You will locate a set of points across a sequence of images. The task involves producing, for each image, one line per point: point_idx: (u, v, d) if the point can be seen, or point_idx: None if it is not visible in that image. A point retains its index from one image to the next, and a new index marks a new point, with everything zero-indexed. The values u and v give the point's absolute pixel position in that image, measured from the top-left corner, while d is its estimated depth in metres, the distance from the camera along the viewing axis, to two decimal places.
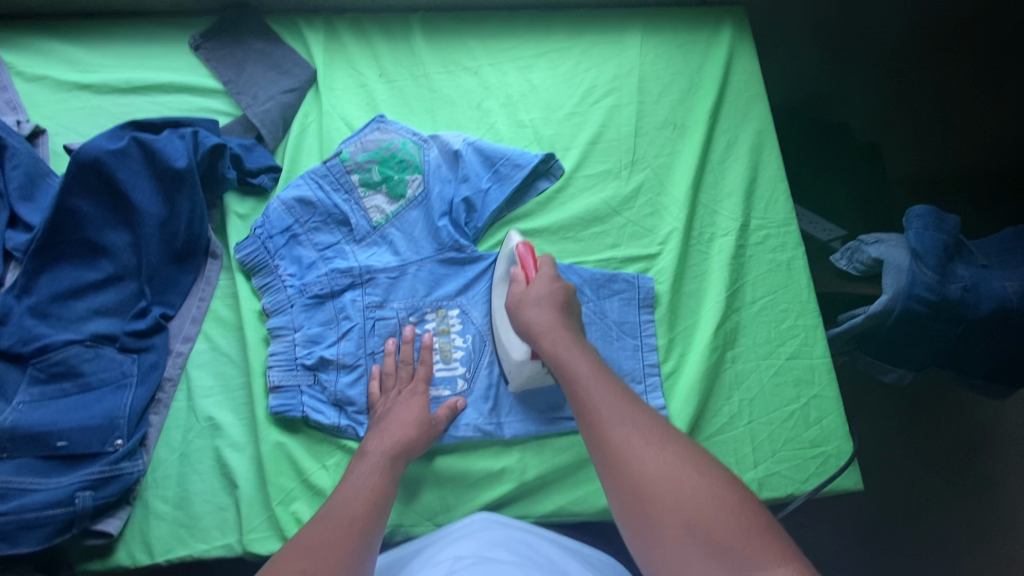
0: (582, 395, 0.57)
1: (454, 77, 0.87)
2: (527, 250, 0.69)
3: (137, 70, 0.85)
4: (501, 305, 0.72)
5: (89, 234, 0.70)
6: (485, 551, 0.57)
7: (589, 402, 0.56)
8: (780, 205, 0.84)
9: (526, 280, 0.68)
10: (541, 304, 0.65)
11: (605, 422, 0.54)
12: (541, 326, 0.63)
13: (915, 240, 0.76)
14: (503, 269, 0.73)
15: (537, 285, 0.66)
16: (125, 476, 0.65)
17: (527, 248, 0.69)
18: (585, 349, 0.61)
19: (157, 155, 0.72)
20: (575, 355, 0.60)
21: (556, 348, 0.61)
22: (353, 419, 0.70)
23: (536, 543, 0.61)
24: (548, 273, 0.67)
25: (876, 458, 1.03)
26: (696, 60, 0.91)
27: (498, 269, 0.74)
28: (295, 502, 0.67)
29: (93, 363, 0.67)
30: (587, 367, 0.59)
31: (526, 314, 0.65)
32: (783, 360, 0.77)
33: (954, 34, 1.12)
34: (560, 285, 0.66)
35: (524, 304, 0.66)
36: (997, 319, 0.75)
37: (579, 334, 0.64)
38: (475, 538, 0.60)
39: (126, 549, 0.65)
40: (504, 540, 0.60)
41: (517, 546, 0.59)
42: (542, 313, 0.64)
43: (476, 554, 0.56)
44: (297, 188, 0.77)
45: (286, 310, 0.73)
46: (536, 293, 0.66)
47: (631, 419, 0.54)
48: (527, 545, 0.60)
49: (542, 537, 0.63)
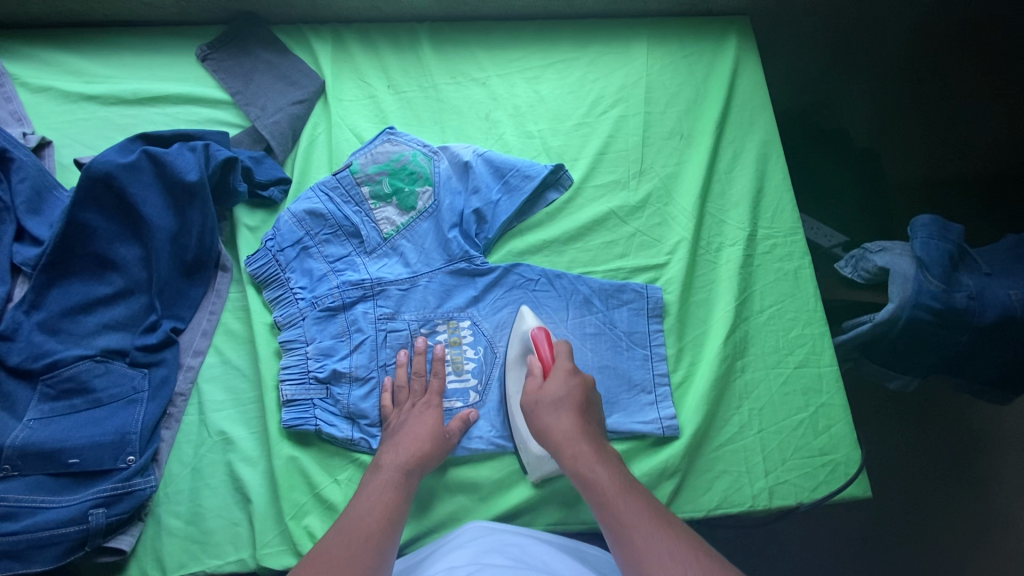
0: (610, 515, 0.57)
1: (462, 88, 0.88)
2: (543, 334, 0.70)
3: (143, 81, 0.84)
4: (516, 391, 0.71)
5: (99, 248, 0.70)
6: (480, 559, 0.57)
7: (619, 522, 0.56)
8: (787, 215, 0.85)
9: (543, 374, 0.69)
10: (559, 408, 0.65)
11: (637, 547, 0.54)
12: (560, 433, 0.63)
13: (921, 249, 0.77)
14: (516, 351, 0.73)
15: (554, 384, 0.66)
16: (137, 492, 0.64)
17: (543, 332, 0.70)
18: (606, 460, 0.62)
19: (167, 168, 0.71)
20: (598, 467, 0.60)
21: (578, 460, 0.61)
22: (366, 432, 0.70)
23: (530, 546, 0.61)
24: (564, 367, 0.67)
25: (878, 462, 1.04)
26: (702, 70, 0.92)
27: (510, 352, 0.73)
28: (307, 517, 0.67)
29: (104, 379, 0.67)
30: (610, 484, 0.59)
31: (544, 419, 0.65)
32: (791, 369, 0.78)
33: (945, 46, 1.16)
34: (577, 382, 0.66)
35: (544, 406, 0.65)
36: (1001, 326, 0.76)
37: (599, 439, 0.64)
38: (469, 547, 0.60)
39: (137, 566, 0.65)
40: (498, 546, 0.60)
41: (510, 550, 0.59)
42: (562, 419, 0.64)
43: (471, 564, 0.56)
44: (307, 200, 0.77)
45: (297, 323, 0.73)
46: (553, 393, 0.65)
47: (665, 541, 0.54)
48: (521, 549, 0.60)
49: (534, 539, 0.63)
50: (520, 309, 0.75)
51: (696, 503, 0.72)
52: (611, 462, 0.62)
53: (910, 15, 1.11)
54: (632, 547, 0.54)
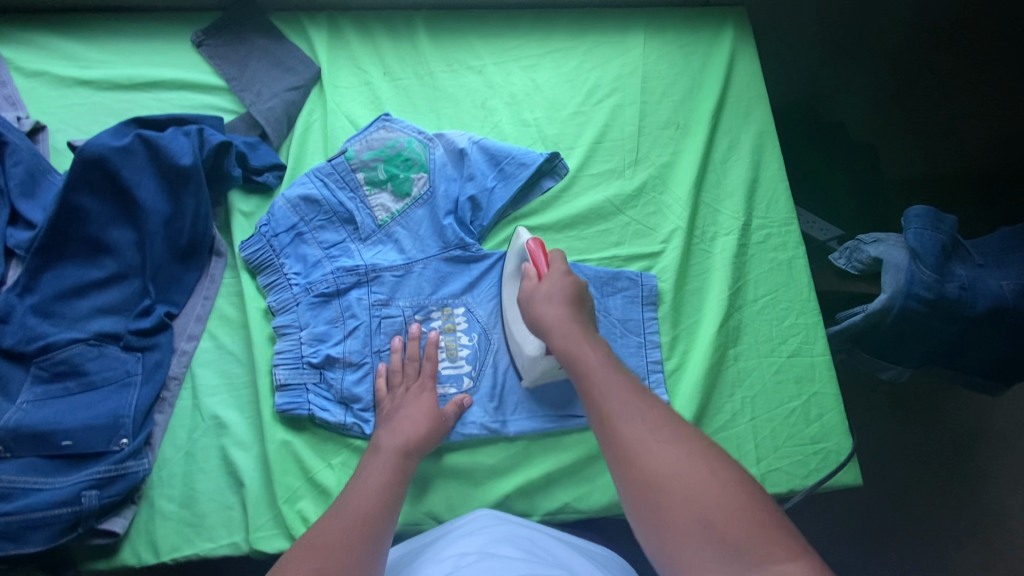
0: (589, 384, 0.57)
1: (458, 76, 0.88)
2: (538, 245, 0.70)
3: (138, 66, 0.84)
4: (511, 301, 0.73)
5: (92, 231, 0.69)
6: (490, 549, 0.57)
7: (599, 391, 0.56)
8: (781, 206, 0.85)
9: (538, 277, 0.69)
10: (552, 298, 0.65)
11: (613, 412, 0.54)
12: (551, 319, 0.63)
13: (914, 241, 0.77)
14: (513, 265, 0.74)
15: (550, 282, 0.66)
16: (131, 475, 0.64)
17: (537, 244, 0.70)
18: (595, 344, 0.61)
19: (161, 152, 0.71)
20: (586, 349, 0.60)
21: (566, 339, 0.61)
22: (359, 417, 0.70)
23: (538, 539, 0.61)
24: (560, 269, 0.67)
25: (871, 452, 1.05)
26: (699, 60, 0.92)
27: (508, 267, 0.74)
28: (301, 501, 0.68)
29: (97, 362, 0.67)
30: (595, 360, 0.59)
31: (538, 310, 0.65)
32: (784, 358, 0.78)
33: (941, 40, 1.14)
34: (571, 281, 0.66)
35: (537, 298, 0.66)
36: (993, 317, 0.76)
37: (590, 327, 0.64)
38: (478, 536, 0.60)
39: (131, 548, 0.65)
40: (508, 536, 0.60)
41: (519, 542, 0.59)
42: (553, 308, 0.64)
43: (481, 552, 0.56)
44: (302, 186, 0.77)
45: (291, 308, 0.73)
46: (548, 288, 0.66)
47: (644, 410, 0.53)
48: (530, 541, 0.60)
49: (543, 532, 0.63)
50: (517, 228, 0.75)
51: None
52: (601, 346, 0.61)
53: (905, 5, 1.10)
54: (608, 413, 0.54)
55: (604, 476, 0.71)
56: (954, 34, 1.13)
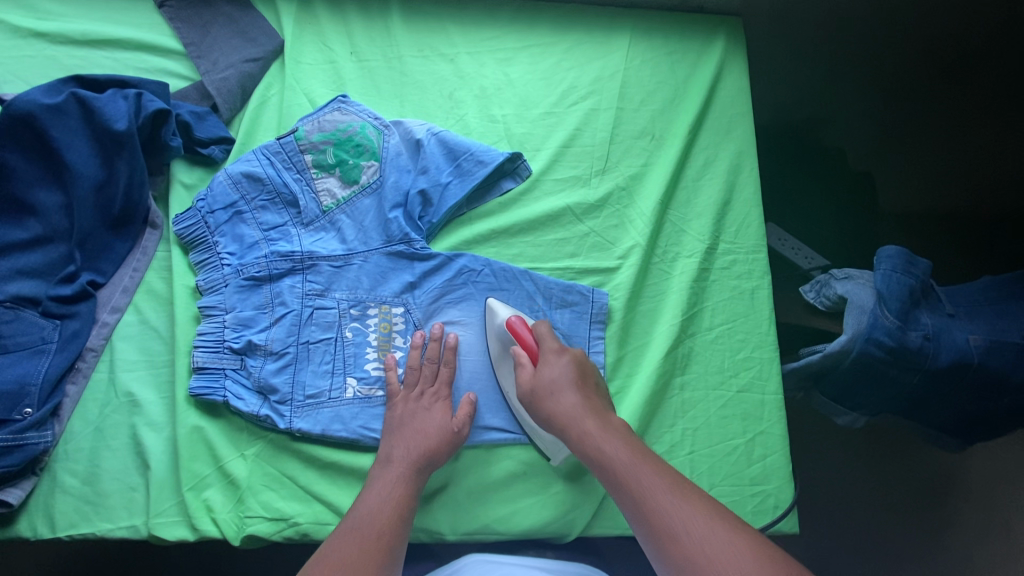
0: (626, 491, 0.56)
1: (428, 63, 0.84)
2: (520, 322, 0.67)
3: (96, 22, 0.81)
4: (511, 388, 0.69)
5: (17, 191, 0.67)
6: None
7: (640, 494, 0.55)
8: (752, 231, 0.81)
9: (533, 361, 0.66)
10: (560, 388, 0.63)
11: (667, 525, 0.52)
12: (566, 412, 0.62)
13: (882, 283, 0.72)
14: (497, 347, 0.70)
15: (548, 369, 0.64)
16: (29, 446, 0.62)
17: (520, 319, 0.67)
18: (614, 432, 0.60)
19: (96, 115, 0.69)
20: (606, 443, 0.59)
21: (585, 437, 0.60)
22: (274, 410, 0.67)
23: None
24: (552, 350, 0.66)
25: (828, 497, 1.03)
26: (684, 70, 0.87)
27: (492, 350, 0.71)
28: (207, 489, 0.65)
29: (12, 326, 0.65)
30: (622, 453, 0.58)
31: (546, 405, 0.63)
32: (733, 393, 0.74)
33: (949, 75, 1.11)
34: (569, 361, 0.65)
35: (542, 390, 0.64)
36: (956, 372, 0.72)
37: (604, 411, 0.63)
38: None
39: (28, 520, 0.63)
40: None
41: None
42: (564, 399, 0.63)
43: None
44: (246, 162, 0.74)
45: (219, 289, 0.70)
46: (548, 376, 0.64)
47: (689, 507, 0.53)
48: None
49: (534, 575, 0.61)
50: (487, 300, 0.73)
51: (612, 520, 0.69)
52: (620, 434, 0.60)
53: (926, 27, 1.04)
54: (657, 521, 0.53)
55: (527, 497, 0.68)
56: (962, 69, 1.10)
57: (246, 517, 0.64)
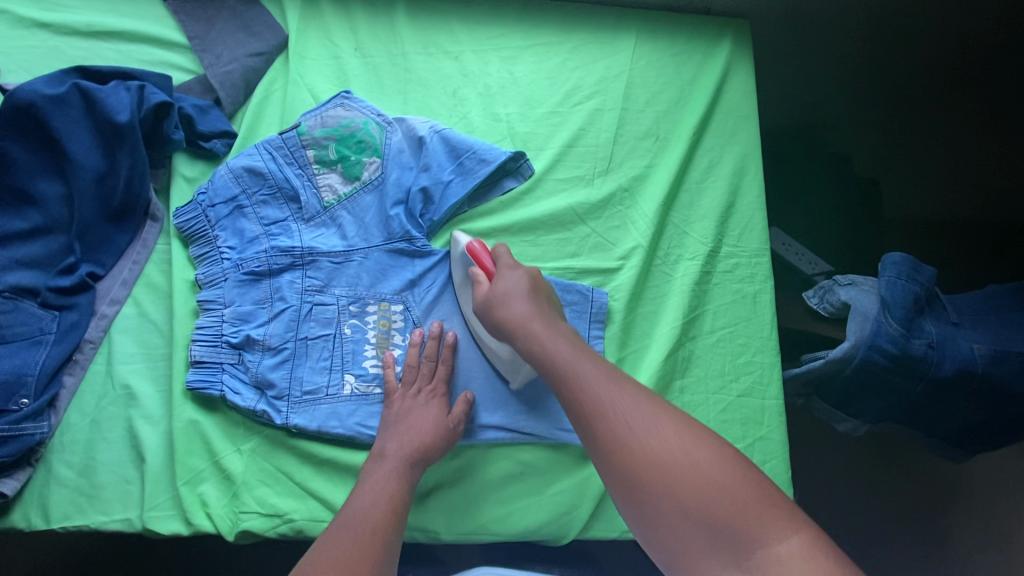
0: (563, 380, 0.54)
1: (433, 60, 0.83)
2: (481, 247, 0.67)
3: (101, 14, 0.81)
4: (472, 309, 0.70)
5: (18, 181, 0.67)
6: None
7: (577, 385, 0.53)
8: (755, 235, 0.80)
9: (488, 277, 0.65)
10: (511, 298, 0.61)
11: (599, 409, 0.51)
12: (516, 318, 0.60)
13: (885, 289, 0.72)
14: (460, 273, 0.71)
15: (503, 281, 0.62)
16: (26, 437, 0.62)
17: (480, 245, 0.67)
18: (559, 332, 0.58)
19: (98, 107, 0.69)
20: (549, 341, 0.57)
21: (530, 336, 0.58)
22: (271, 405, 0.67)
23: None
24: (508, 265, 0.64)
25: (826, 507, 1.03)
26: (690, 71, 0.87)
27: (456, 276, 0.71)
28: (202, 484, 0.65)
29: (10, 317, 0.65)
30: (567, 352, 0.56)
31: (497, 311, 0.61)
32: (733, 397, 0.74)
33: (956, 82, 1.10)
34: (525, 274, 0.63)
35: (495, 300, 0.62)
36: (960, 381, 0.71)
37: (554, 317, 0.60)
38: None
39: (22, 511, 0.63)
40: None
41: None
42: (515, 306, 0.60)
43: None
44: (248, 157, 0.74)
45: (218, 283, 0.70)
46: (502, 287, 0.62)
47: (630, 401, 0.51)
48: None
49: None
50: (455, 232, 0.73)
51: (608, 524, 0.68)
52: (565, 333, 0.58)
53: (930, 32, 1.04)
54: (596, 415, 0.51)
55: (523, 498, 0.68)
56: (971, 75, 1.09)
57: (241, 513, 0.64)
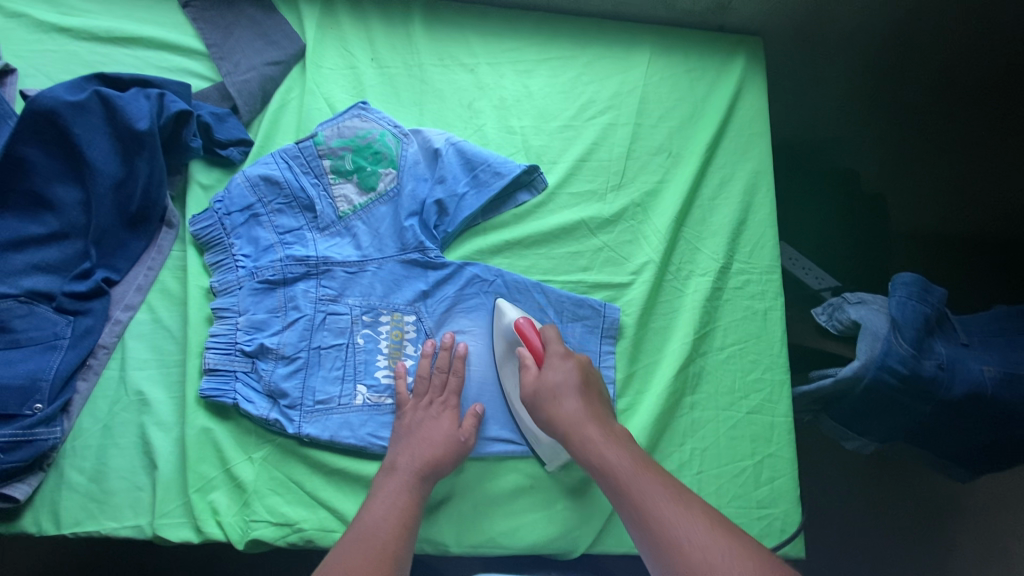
0: (627, 498, 0.56)
1: (449, 72, 0.84)
2: (528, 324, 0.67)
3: (120, 20, 0.81)
4: (514, 388, 0.69)
5: (37, 186, 0.68)
6: None
7: (642, 505, 0.55)
8: (766, 252, 0.80)
9: (536, 363, 0.66)
10: (563, 394, 0.63)
11: (666, 533, 0.53)
12: (570, 419, 0.62)
13: (896, 309, 0.72)
14: (502, 347, 0.71)
15: (553, 372, 0.64)
16: (39, 442, 0.62)
17: (528, 322, 0.68)
18: (617, 441, 0.60)
19: (118, 114, 0.69)
20: (608, 452, 0.59)
21: (588, 445, 0.60)
22: (283, 414, 0.67)
23: None
24: (558, 352, 0.65)
25: (830, 521, 1.03)
26: (703, 88, 0.87)
27: (497, 349, 0.71)
28: (213, 492, 0.65)
29: (25, 321, 0.65)
30: (627, 466, 0.58)
31: (551, 409, 0.63)
32: (743, 414, 0.74)
33: (971, 100, 1.10)
34: (574, 364, 0.65)
35: (546, 393, 0.63)
36: (969, 402, 0.71)
37: (608, 419, 0.63)
38: None
39: (32, 516, 0.63)
40: None
41: None
42: (568, 404, 0.62)
43: None
44: (265, 165, 0.74)
45: (233, 291, 0.70)
46: (552, 379, 0.64)
47: (695, 522, 0.53)
48: None
49: None
50: (496, 299, 0.73)
51: (617, 538, 0.68)
52: (622, 442, 0.60)
53: (948, 50, 1.04)
54: (662, 536, 0.53)
55: (532, 511, 0.68)
56: (986, 93, 1.09)
57: (251, 521, 0.64)
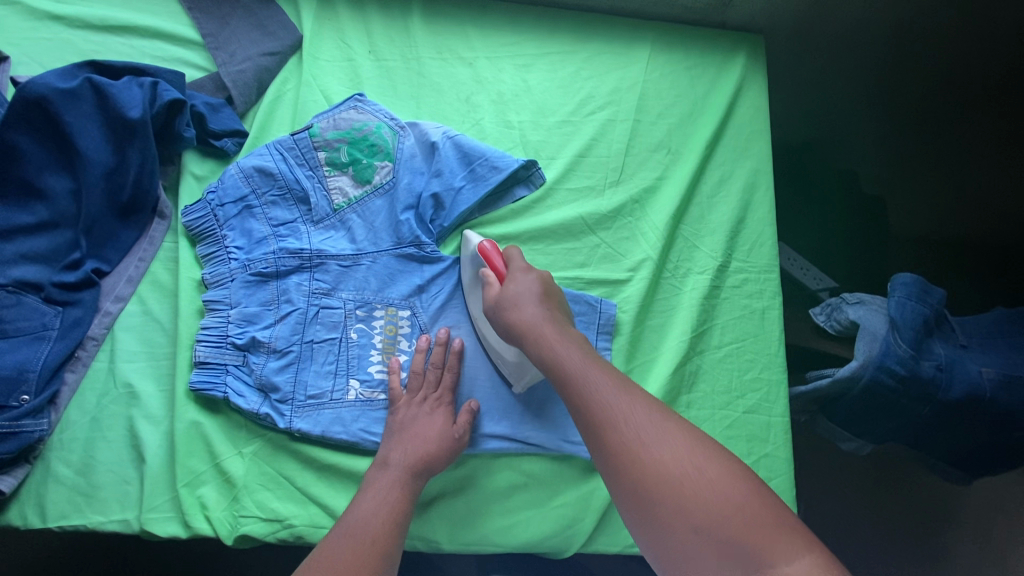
0: (576, 389, 0.53)
1: (447, 66, 0.83)
2: (492, 248, 0.66)
3: (115, 8, 0.80)
4: (479, 310, 0.69)
5: (27, 174, 0.67)
6: None
7: (589, 393, 0.53)
8: (765, 251, 0.80)
9: (498, 278, 0.65)
10: (522, 301, 0.61)
11: (613, 419, 0.50)
12: (525, 322, 0.60)
13: (895, 310, 0.71)
14: (470, 274, 0.70)
15: (514, 283, 0.63)
16: (25, 434, 0.60)
17: (492, 245, 0.67)
18: (571, 339, 0.58)
19: (109, 102, 0.68)
20: (560, 347, 0.57)
21: (542, 343, 0.58)
22: (274, 408, 0.66)
23: None
24: (520, 267, 0.64)
25: (827, 526, 1.02)
26: (703, 84, 0.87)
27: (465, 276, 0.71)
28: (202, 486, 0.64)
29: (13, 311, 0.63)
30: (577, 360, 0.55)
31: (508, 313, 0.61)
32: (739, 413, 0.73)
33: (974, 104, 1.09)
34: (536, 278, 0.64)
35: (505, 301, 0.62)
36: (967, 404, 0.71)
37: (565, 323, 0.60)
38: None
39: (18, 509, 0.62)
40: None
41: None
42: (526, 309, 0.60)
43: None
44: (259, 157, 0.73)
45: (225, 283, 0.69)
46: (513, 288, 0.62)
47: (641, 410, 0.51)
48: None
49: None
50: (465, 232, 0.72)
51: (611, 538, 0.68)
52: (576, 341, 0.58)
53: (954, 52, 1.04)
54: (608, 426, 0.50)
55: (526, 509, 0.67)
56: (990, 97, 1.08)
57: (240, 517, 0.63)
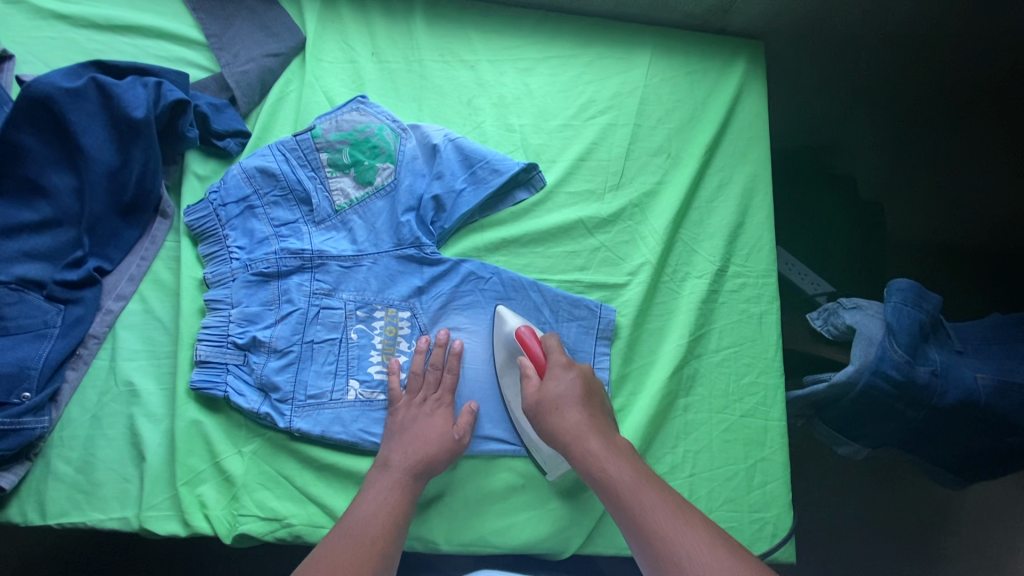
0: (629, 512, 0.56)
1: (449, 68, 0.84)
2: (530, 334, 0.67)
3: (119, 8, 0.81)
4: (514, 396, 0.69)
5: (31, 172, 0.67)
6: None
7: (644, 519, 0.55)
8: (763, 256, 0.80)
9: (537, 373, 0.65)
10: (565, 405, 0.62)
11: (669, 549, 0.52)
12: (571, 430, 0.61)
13: (891, 315, 0.72)
14: (503, 356, 0.70)
15: (555, 383, 0.64)
16: (26, 431, 0.61)
17: (529, 330, 0.67)
18: (619, 453, 0.60)
19: (114, 101, 0.68)
20: (610, 464, 0.59)
21: (589, 457, 0.60)
22: (274, 407, 0.66)
23: None
24: (560, 363, 0.65)
25: (821, 529, 1.03)
26: (704, 89, 0.87)
27: (497, 358, 0.70)
28: (202, 485, 0.65)
29: (15, 308, 0.64)
30: (629, 479, 0.58)
31: (552, 420, 0.62)
32: (736, 417, 0.74)
33: (967, 111, 1.10)
34: (576, 375, 0.65)
35: (548, 404, 0.63)
36: (961, 409, 0.71)
37: (610, 430, 0.62)
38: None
39: (18, 505, 0.62)
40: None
41: None
42: (569, 415, 0.62)
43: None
44: (261, 157, 0.74)
45: (226, 283, 0.70)
46: (554, 390, 0.63)
47: (698, 539, 0.53)
48: None
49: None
50: (497, 307, 0.72)
51: (608, 540, 0.68)
52: (624, 454, 0.60)
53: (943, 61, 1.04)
54: (663, 550, 0.53)
55: (524, 511, 0.67)
56: (982, 104, 1.08)
57: (239, 516, 0.64)
